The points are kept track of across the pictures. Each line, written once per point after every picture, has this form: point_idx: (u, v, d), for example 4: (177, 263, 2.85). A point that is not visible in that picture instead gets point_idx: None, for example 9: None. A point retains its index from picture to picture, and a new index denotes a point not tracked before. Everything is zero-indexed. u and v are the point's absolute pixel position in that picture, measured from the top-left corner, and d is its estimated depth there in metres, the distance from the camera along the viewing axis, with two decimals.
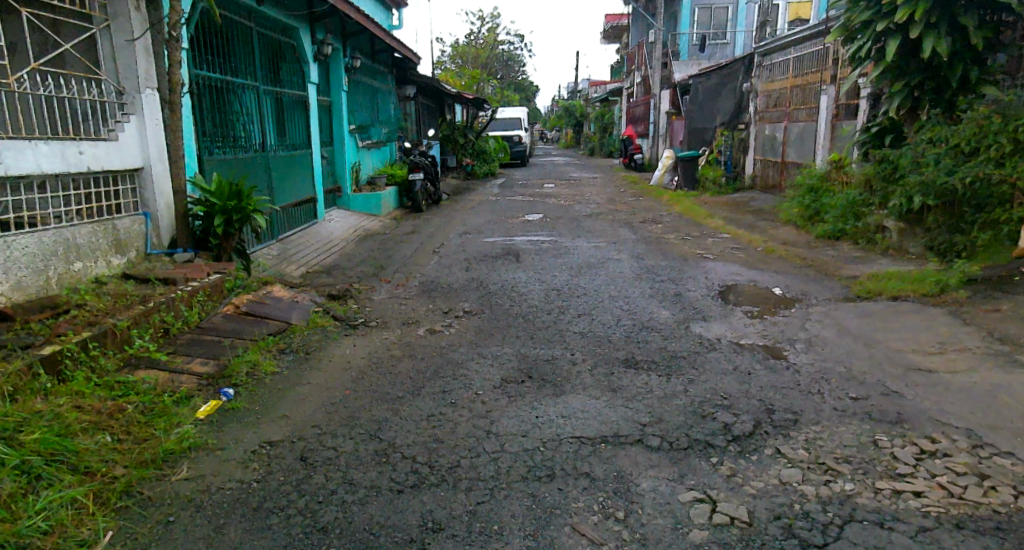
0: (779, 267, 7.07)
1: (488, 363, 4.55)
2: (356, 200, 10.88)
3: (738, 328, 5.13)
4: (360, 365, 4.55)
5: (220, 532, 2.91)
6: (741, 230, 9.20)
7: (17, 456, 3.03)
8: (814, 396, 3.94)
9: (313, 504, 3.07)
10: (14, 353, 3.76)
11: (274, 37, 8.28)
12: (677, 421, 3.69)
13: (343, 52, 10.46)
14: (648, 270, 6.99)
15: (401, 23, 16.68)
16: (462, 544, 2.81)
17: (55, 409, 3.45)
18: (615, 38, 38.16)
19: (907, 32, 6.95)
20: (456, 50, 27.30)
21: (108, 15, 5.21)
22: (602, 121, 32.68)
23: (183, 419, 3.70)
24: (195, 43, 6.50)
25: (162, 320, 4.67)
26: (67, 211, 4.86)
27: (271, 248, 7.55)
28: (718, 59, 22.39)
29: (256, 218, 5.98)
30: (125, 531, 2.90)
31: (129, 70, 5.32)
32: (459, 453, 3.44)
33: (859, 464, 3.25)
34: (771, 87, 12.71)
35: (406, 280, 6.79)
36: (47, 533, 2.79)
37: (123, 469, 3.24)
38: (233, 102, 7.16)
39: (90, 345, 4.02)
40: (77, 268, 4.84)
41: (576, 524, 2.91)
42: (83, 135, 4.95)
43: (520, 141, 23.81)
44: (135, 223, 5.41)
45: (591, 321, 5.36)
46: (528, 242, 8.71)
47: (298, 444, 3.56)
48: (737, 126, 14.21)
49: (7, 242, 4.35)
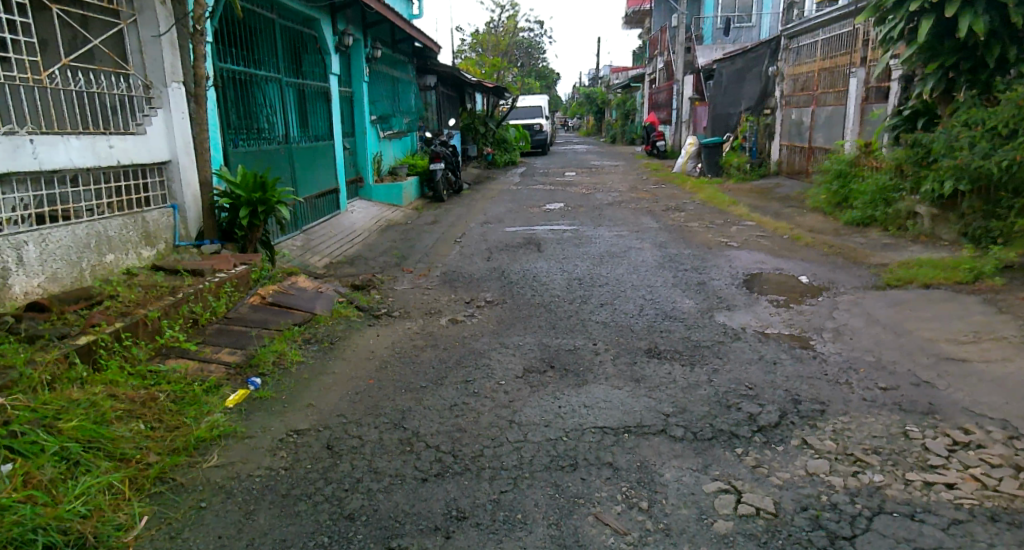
0: (805, 255, 6.98)
1: (511, 352, 4.57)
2: (377, 191, 10.92)
3: (763, 317, 5.09)
4: (384, 355, 4.60)
5: (251, 518, 2.97)
6: (766, 218, 9.10)
7: (56, 442, 3.11)
8: (841, 386, 3.91)
9: (340, 492, 3.11)
10: (51, 342, 3.84)
11: (296, 28, 8.32)
12: (701, 411, 3.68)
13: (364, 42, 10.48)
14: (670, 259, 6.95)
15: (421, 11, 16.57)
16: (486, 534, 2.83)
17: (91, 397, 3.52)
18: (637, 22, 37.79)
19: (942, 11, 6.78)
20: (476, 39, 27.22)
21: (134, 9, 5.26)
22: (624, 109, 32.46)
23: (212, 408, 3.77)
24: (218, 36, 6.54)
25: (191, 310, 4.75)
26: (99, 205, 4.94)
27: (295, 239, 7.64)
28: (743, 43, 22.07)
29: (280, 210, 6.02)
30: (159, 516, 2.97)
31: (155, 64, 5.38)
32: (482, 442, 3.47)
33: (888, 456, 3.22)
34: (798, 71, 12.52)
35: (427, 270, 6.84)
36: (87, 516, 2.86)
37: (156, 456, 3.31)
38: (256, 95, 7.23)
39: (123, 335, 4.11)
40: (109, 260, 4.94)
41: (600, 513, 2.93)
42: (113, 130, 5.03)
43: (541, 130, 23.67)
44: (164, 216, 5.50)
45: (613, 311, 5.34)
46: (551, 231, 8.71)
47: (324, 433, 3.60)
48: (762, 112, 14.04)
49: (42, 235, 4.44)
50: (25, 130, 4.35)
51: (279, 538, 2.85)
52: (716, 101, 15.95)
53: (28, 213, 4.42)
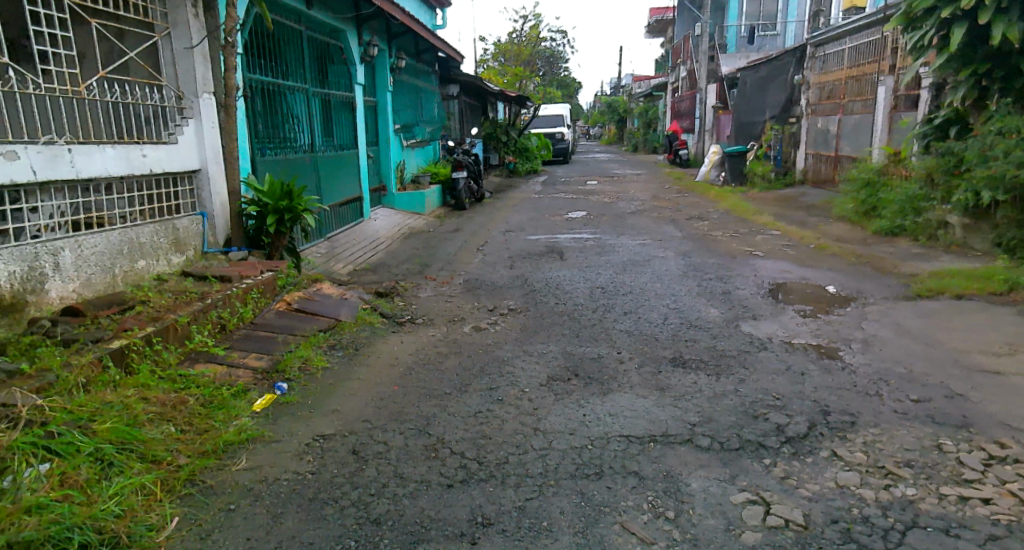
0: (832, 264, 6.93)
1: (535, 360, 4.58)
2: (400, 199, 11.00)
3: (790, 327, 5.05)
4: (407, 362, 4.63)
5: (278, 521, 3.00)
6: (792, 228, 9.01)
7: (91, 444, 3.17)
8: (872, 398, 3.87)
9: (366, 497, 3.14)
10: (85, 345, 3.91)
11: (322, 39, 8.44)
12: (727, 421, 3.66)
13: (388, 53, 10.59)
14: (695, 268, 6.93)
15: (444, 21, 16.66)
16: (511, 540, 2.84)
17: (124, 400, 3.59)
18: (660, 31, 37.77)
19: (975, 18, 6.71)
20: (499, 48, 27.39)
21: (169, 23, 5.37)
22: (645, 117, 32.43)
23: (241, 412, 3.82)
24: (248, 47, 6.66)
25: (219, 316, 4.81)
26: (132, 212, 5.04)
27: (318, 247, 7.72)
28: (768, 51, 21.96)
29: (306, 217, 6.08)
30: (189, 517, 3.00)
31: (188, 75, 5.48)
32: (507, 449, 3.48)
33: (921, 469, 3.18)
34: (824, 79, 12.43)
35: (451, 277, 6.88)
36: (121, 516, 2.90)
37: (186, 458, 3.36)
38: (283, 104, 7.33)
39: (154, 340, 4.18)
40: (141, 266, 5.03)
41: (626, 522, 2.92)
42: (145, 139, 5.12)
43: (563, 138, 23.83)
44: (193, 223, 5.59)
45: (637, 320, 5.33)
46: (572, 240, 8.71)
47: (349, 438, 3.64)
48: (788, 120, 13.93)
49: (79, 242, 4.53)
50: (64, 139, 4.44)
51: (306, 542, 2.87)
52: (741, 108, 15.97)
53: (64, 220, 4.50)
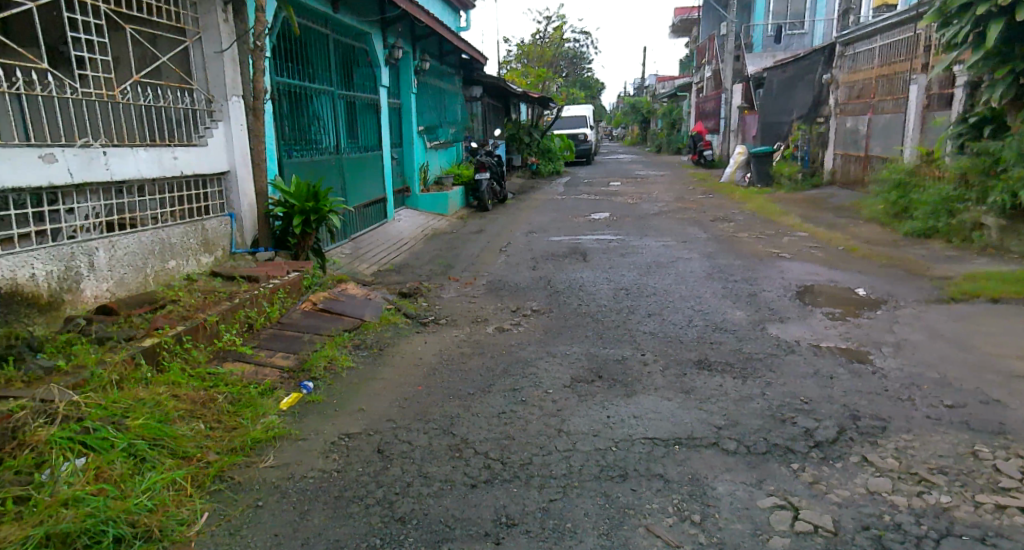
0: (861, 267, 6.84)
1: (558, 361, 4.59)
2: (424, 200, 11.06)
3: (818, 330, 5.01)
4: (431, 362, 4.66)
5: (305, 517, 3.04)
6: (820, 229, 8.91)
7: (125, 439, 3.25)
8: (904, 403, 3.83)
9: (390, 495, 3.18)
10: (118, 343, 4.00)
11: (348, 42, 8.53)
12: (754, 425, 3.64)
13: (412, 55, 10.66)
14: (720, 270, 6.89)
15: (468, 23, 16.72)
16: (536, 541, 2.86)
17: (156, 397, 3.66)
18: (685, 30, 37.54)
19: (1012, 15, 6.60)
20: (522, 49, 27.42)
21: (200, 28, 5.48)
22: (669, 117, 32.26)
23: (268, 410, 3.88)
24: (276, 50, 6.76)
25: (246, 316, 4.89)
26: (162, 213, 5.14)
27: (343, 247, 7.80)
28: (795, 50, 21.73)
29: (332, 218, 6.15)
30: (219, 513, 3.06)
31: (217, 79, 5.59)
32: (530, 450, 3.49)
33: (955, 476, 3.14)
34: (854, 78, 12.28)
35: (474, 278, 6.92)
36: (153, 510, 2.97)
37: (216, 455, 3.42)
38: (309, 107, 7.43)
39: (184, 339, 4.26)
40: (171, 266, 5.13)
41: (651, 525, 2.93)
42: (176, 142, 5.23)
43: (586, 139, 23.80)
44: (222, 224, 5.69)
45: (662, 322, 5.32)
46: (595, 241, 8.71)
47: (374, 437, 3.68)
48: (816, 120, 13.76)
49: (112, 242, 4.63)
50: (99, 142, 4.54)
51: (332, 539, 2.91)
52: (768, 108, 15.82)
53: (98, 221, 4.60)
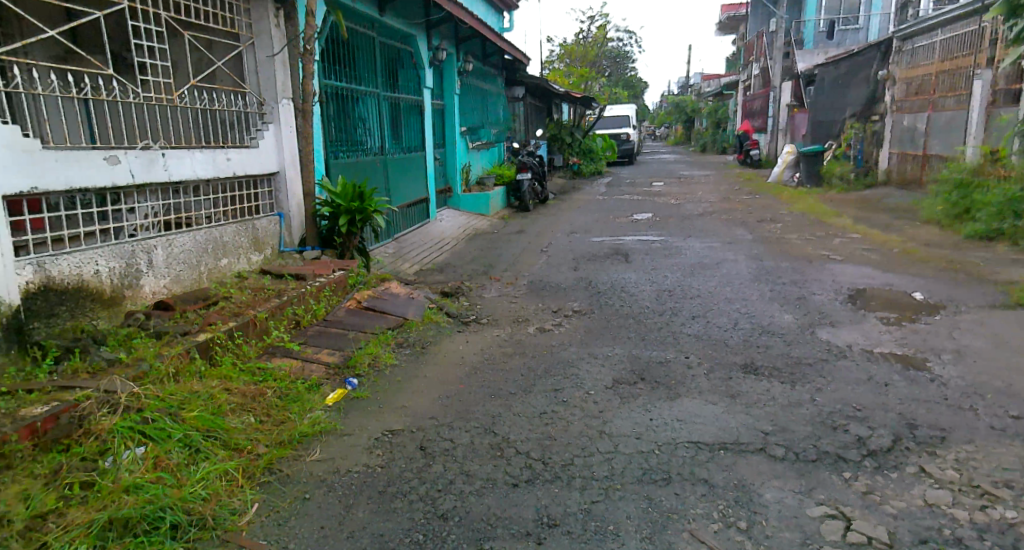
0: (917, 270, 6.69)
1: (600, 363, 4.61)
2: (465, 200, 11.15)
3: (872, 335, 4.92)
4: (473, 361, 4.73)
5: (350, 511, 3.13)
6: (874, 231, 8.73)
7: (181, 430, 3.39)
8: (965, 413, 3.75)
9: (433, 492, 3.24)
10: (174, 337, 4.16)
11: (393, 45, 8.67)
12: (803, 431, 3.61)
13: (456, 56, 10.77)
14: (767, 272, 6.81)
15: (511, 23, 16.77)
16: (579, 542, 2.89)
17: (210, 390, 3.81)
18: (732, 27, 37.00)
19: None
20: (565, 49, 27.39)
21: (253, 33, 5.64)
22: (714, 116, 31.86)
23: (314, 405, 3.99)
24: (324, 54, 6.91)
25: (294, 313, 5.03)
26: (216, 213, 5.31)
27: (387, 247, 7.94)
28: (848, 46, 21.25)
29: (377, 218, 6.27)
30: (268, 503, 3.17)
31: (269, 82, 5.75)
32: (572, 451, 3.53)
33: (1020, 490, 3.07)
34: (913, 73, 12.00)
35: (515, 278, 6.97)
36: (207, 499, 3.09)
37: (265, 447, 3.53)
38: (355, 108, 7.57)
39: (235, 334, 4.41)
40: (224, 264, 5.30)
41: (695, 530, 2.93)
42: (229, 144, 5.40)
43: (628, 139, 23.68)
44: (271, 223, 5.85)
45: (707, 324, 5.29)
46: (638, 242, 8.69)
47: (417, 434, 3.75)
48: (870, 118, 13.46)
49: (169, 240, 4.81)
50: (158, 145, 4.72)
51: (377, 532, 2.99)
52: (819, 106, 15.53)
53: (157, 220, 4.78)
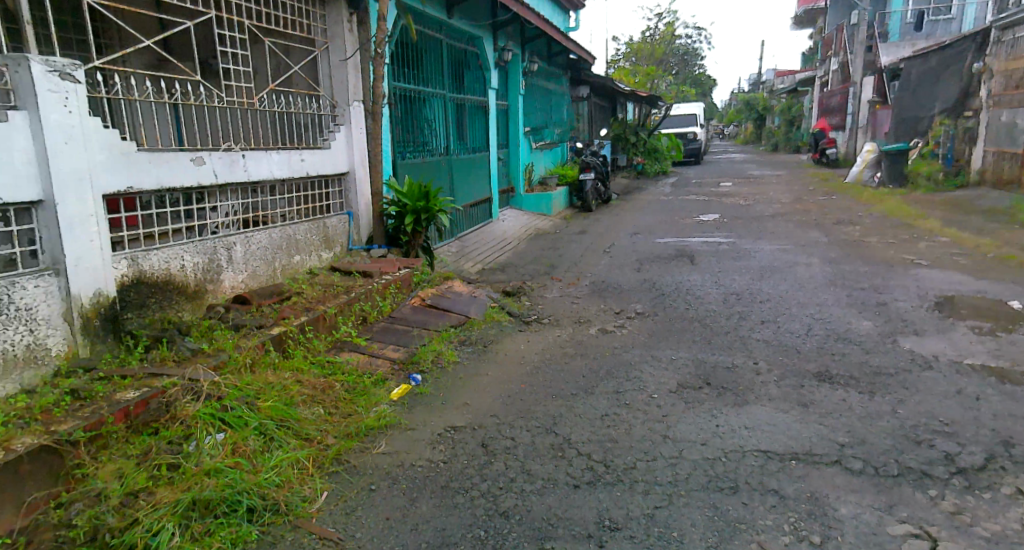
0: (1012, 277, 6.38)
1: (665, 366, 4.59)
2: (527, 200, 11.21)
3: (961, 346, 4.74)
4: (535, 361, 4.78)
5: (413, 504, 3.22)
6: (965, 235, 8.35)
7: (256, 419, 3.55)
8: None
9: (495, 489, 3.31)
10: (250, 330, 4.36)
11: (461, 47, 8.79)
12: (883, 445, 3.52)
13: (522, 57, 10.84)
14: (844, 276, 6.62)
15: (576, 22, 16.72)
16: (641, 546, 2.91)
17: (283, 382, 3.97)
18: (808, 21, 35.86)
19: None
20: (631, 47, 27.13)
21: (327, 38, 5.82)
22: (787, 113, 31.01)
23: (380, 399, 4.11)
24: (394, 57, 7.08)
25: (362, 309, 5.18)
26: (289, 211, 5.51)
27: (451, 246, 8.07)
28: (937, 39, 20.30)
29: (441, 218, 6.38)
30: (336, 492, 3.28)
31: (342, 85, 5.91)
32: (635, 455, 3.53)
33: None
34: (1011, 67, 11.43)
35: (577, 279, 7.00)
36: (280, 485, 3.23)
37: (334, 438, 3.67)
38: (422, 110, 7.73)
39: (307, 328, 4.57)
40: (296, 261, 5.50)
41: (764, 541, 2.91)
42: (302, 146, 5.60)
43: (695, 138, 23.31)
44: (340, 222, 6.04)
45: (778, 329, 5.19)
46: (705, 243, 8.57)
47: (479, 431, 3.83)
48: (963, 114, 12.90)
49: (247, 237, 5.02)
50: (239, 146, 4.94)
51: (440, 526, 3.07)
52: (906, 102, 14.96)
53: (236, 218, 5.01)
